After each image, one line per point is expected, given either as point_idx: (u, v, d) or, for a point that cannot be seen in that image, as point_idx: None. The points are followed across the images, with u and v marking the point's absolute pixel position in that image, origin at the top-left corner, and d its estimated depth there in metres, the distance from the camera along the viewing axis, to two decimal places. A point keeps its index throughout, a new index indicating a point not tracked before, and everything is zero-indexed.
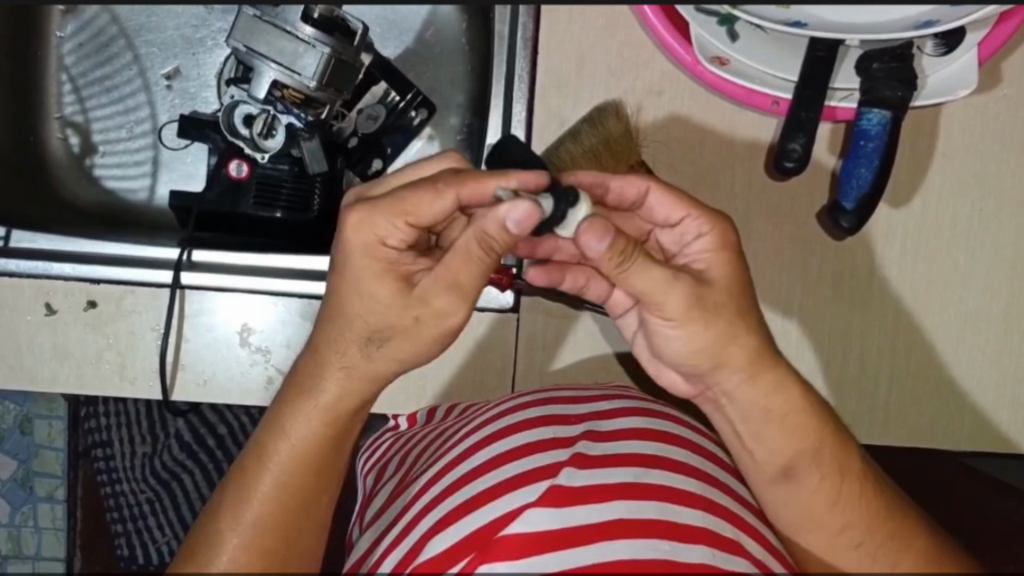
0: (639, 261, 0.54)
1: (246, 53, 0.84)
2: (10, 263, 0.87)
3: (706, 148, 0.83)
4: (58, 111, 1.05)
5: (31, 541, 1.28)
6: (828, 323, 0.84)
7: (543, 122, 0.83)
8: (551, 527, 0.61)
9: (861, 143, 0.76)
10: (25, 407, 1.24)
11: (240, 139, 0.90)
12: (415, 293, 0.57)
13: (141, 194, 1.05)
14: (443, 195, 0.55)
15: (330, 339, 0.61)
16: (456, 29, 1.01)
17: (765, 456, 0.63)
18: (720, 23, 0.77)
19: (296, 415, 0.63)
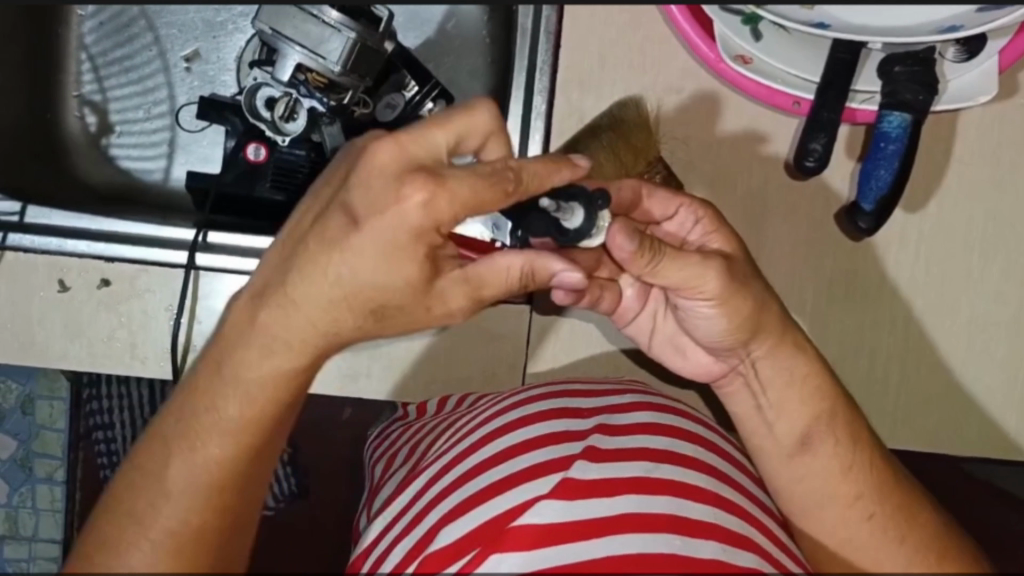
0: (670, 254, 0.58)
1: (271, 36, 0.85)
2: (25, 239, 0.88)
3: (724, 147, 0.84)
4: (76, 89, 1.06)
5: (29, 523, 1.27)
6: (839, 325, 0.84)
7: (563, 115, 0.84)
8: (564, 520, 0.61)
9: (881, 145, 0.77)
10: (27, 387, 1.24)
11: (262, 122, 0.92)
12: (434, 287, 0.53)
13: (156, 175, 1.05)
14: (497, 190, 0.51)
15: (305, 279, 0.53)
16: (478, 21, 1.03)
17: (785, 429, 0.66)
18: (744, 22, 0.78)
19: (256, 368, 0.56)
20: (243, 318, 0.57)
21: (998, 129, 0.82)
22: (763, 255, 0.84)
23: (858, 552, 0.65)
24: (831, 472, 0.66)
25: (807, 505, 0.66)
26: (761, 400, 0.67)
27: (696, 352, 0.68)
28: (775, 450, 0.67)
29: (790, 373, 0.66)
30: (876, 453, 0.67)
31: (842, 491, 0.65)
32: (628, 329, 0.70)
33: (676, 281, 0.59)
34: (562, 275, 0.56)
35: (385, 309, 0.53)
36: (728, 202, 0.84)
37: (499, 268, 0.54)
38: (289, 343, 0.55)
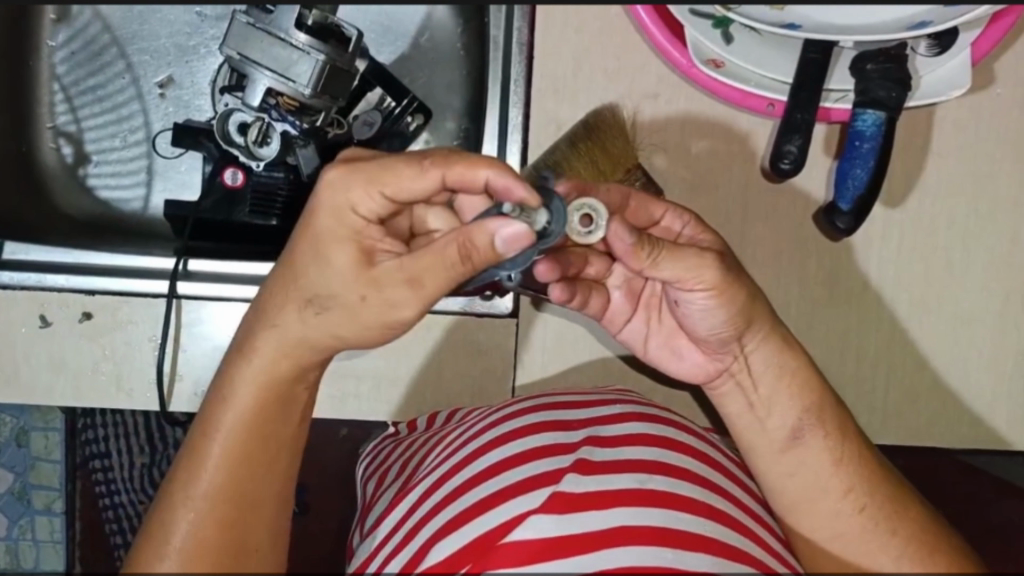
0: (668, 250, 0.57)
1: (240, 61, 0.83)
2: (4, 275, 0.87)
3: (703, 150, 0.83)
4: (51, 120, 1.05)
5: (30, 555, 1.27)
6: (823, 324, 0.84)
7: (540, 125, 0.83)
8: (554, 535, 0.60)
9: (856, 144, 0.77)
10: (21, 420, 1.22)
11: (235, 148, 0.90)
12: (373, 272, 0.56)
13: (135, 203, 1.05)
14: (429, 173, 0.55)
15: (275, 294, 0.59)
16: (453, 33, 1.04)
17: (777, 423, 0.66)
18: (714, 26, 0.77)
19: (236, 378, 0.61)
20: (232, 343, 0.63)
21: (976, 120, 0.82)
22: (745, 255, 0.83)
23: (851, 548, 0.65)
24: (822, 468, 0.65)
25: (801, 506, 0.66)
26: (751, 398, 0.66)
27: (692, 352, 0.67)
28: (767, 449, 0.66)
29: (778, 371, 0.65)
30: (864, 449, 0.67)
31: (834, 488, 0.65)
32: (622, 335, 0.70)
33: (671, 274, 0.58)
34: (500, 231, 0.52)
35: (320, 298, 0.57)
36: (709, 204, 0.83)
37: (434, 248, 0.54)
38: (267, 352, 0.60)
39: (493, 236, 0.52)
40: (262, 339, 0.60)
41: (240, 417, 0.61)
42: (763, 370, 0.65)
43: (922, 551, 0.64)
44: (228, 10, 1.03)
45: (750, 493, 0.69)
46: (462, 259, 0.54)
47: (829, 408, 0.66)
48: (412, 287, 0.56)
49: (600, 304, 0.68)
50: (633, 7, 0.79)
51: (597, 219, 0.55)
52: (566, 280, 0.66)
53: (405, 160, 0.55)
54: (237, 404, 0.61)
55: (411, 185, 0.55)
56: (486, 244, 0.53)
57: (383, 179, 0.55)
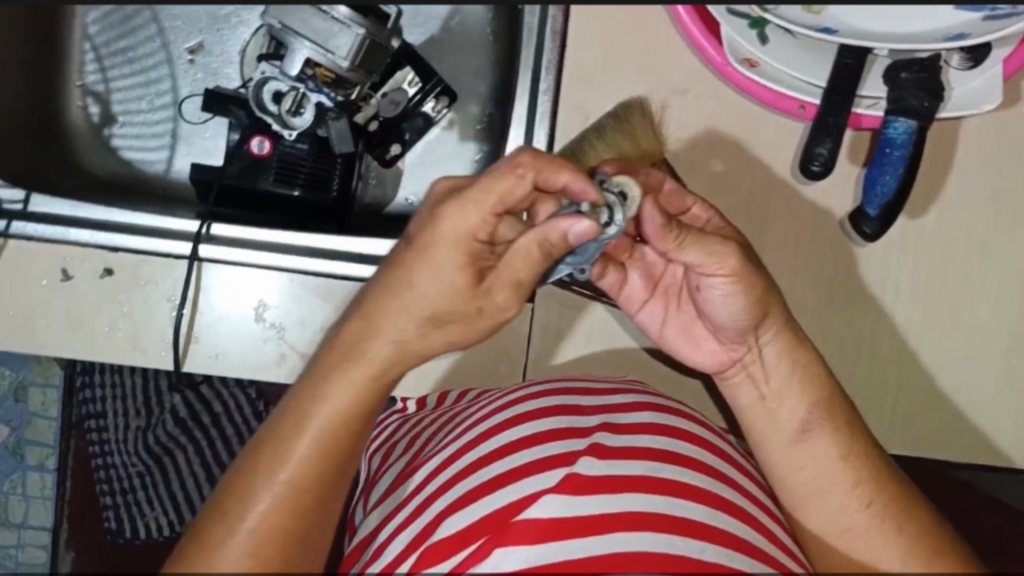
0: (694, 236, 0.61)
1: (281, 30, 0.84)
2: (29, 228, 0.88)
3: (727, 149, 0.84)
4: (80, 79, 1.06)
5: (19, 510, 1.27)
6: (838, 330, 0.85)
7: (568, 114, 0.84)
8: (567, 514, 0.61)
9: (886, 151, 0.77)
10: (20, 374, 1.25)
11: (268, 116, 0.90)
12: (482, 286, 0.57)
13: (158, 165, 1.07)
14: (524, 177, 0.56)
15: (391, 297, 0.58)
16: (482, 19, 1.05)
17: (787, 415, 0.67)
18: (750, 25, 0.78)
19: (337, 376, 0.59)
20: (326, 341, 0.61)
21: (1000, 138, 0.83)
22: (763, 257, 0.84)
23: (853, 545, 0.65)
24: (839, 472, 0.66)
25: (810, 508, 0.67)
26: (763, 389, 0.68)
27: (709, 340, 0.69)
28: (783, 451, 0.67)
29: (791, 365, 0.67)
30: (871, 450, 0.68)
31: (840, 484, 0.66)
32: (638, 318, 0.71)
33: (694, 258, 0.62)
34: (573, 228, 0.55)
35: (440, 315, 0.57)
36: (729, 202, 0.84)
37: (518, 248, 0.56)
38: (370, 354, 0.59)
39: (566, 232, 0.55)
40: (376, 346, 0.58)
41: (336, 414, 0.59)
42: (776, 362, 0.67)
43: (928, 553, 0.64)
44: None
45: (756, 484, 0.71)
46: (543, 255, 0.57)
47: (838, 405, 0.67)
48: (517, 289, 0.58)
49: (616, 279, 0.70)
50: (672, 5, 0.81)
51: (631, 195, 0.60)
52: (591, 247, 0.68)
53: (499, 174, 0.56)
54: (337, 403, 0.59)
55: (513, 200, 0.57)
56: (560, 239, 0.56)
57: (491, 202, 0.56)
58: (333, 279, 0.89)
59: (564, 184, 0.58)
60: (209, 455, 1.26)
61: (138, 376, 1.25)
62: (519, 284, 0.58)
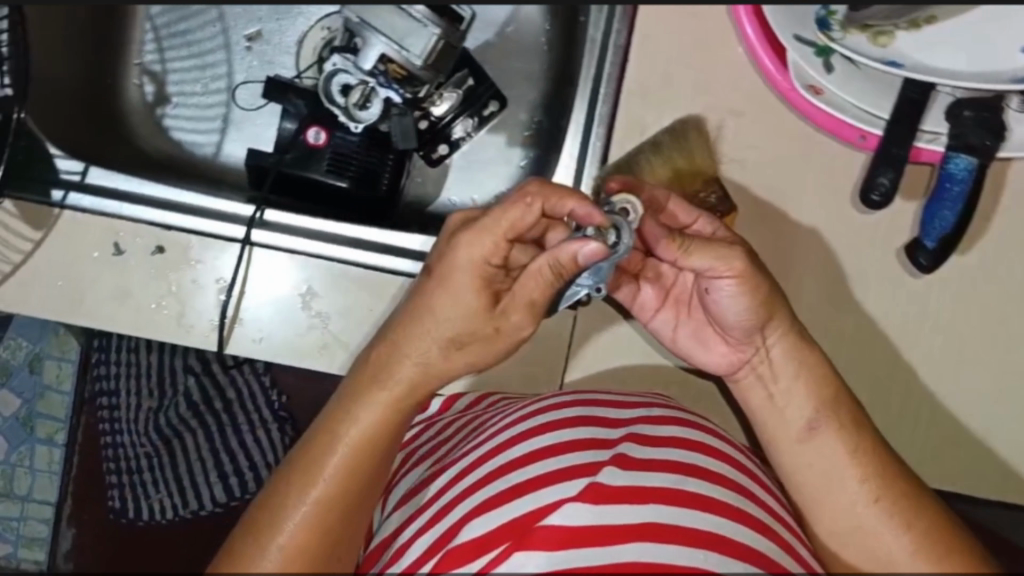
0: (699, 241, 0.66)
1: (359, 25, 0.85)
2: (84, 201, 0.89)
3: (779, 174, 0.85)
4: (138, 58, 1.09)
5: (24, 482, 1.26)
6: (875, 360, 0.85)
7: (624, 127, 0.85)
8: (589, 523, 0.62)
9: (946, 186, 0.79)
10: (37, 346, 1.24)
11: (335, 108, 0.91)
12: (498, 308, 0.63)
13: (208, 149, 1.08)
14: (531, 207, 0.62)
15: (414, 333, 0.64)
16: (539, 29, 1.07)
17: (795, 414, 0.69)
18: (816, 54, 0.79)
19: (364, 402, 0.65)
20: (350, 375, 0.67)
21: None
22: (789, 274, 0.85)
23: (849, 548, 0.67)
24: (881, 502, 0.66)
25: (847, 535, 0.67)
26: (771, 389, 0.70)
27: (718, 346, 0.73)
28: (824, 475, 0.68)
29: (798, 366, 0.69)
30: (882, 451, 0.68)
31: (849, 484, 0.67)
32: (651, 327, 0.76)
33: (702, 263, 0.66)
34: (581, 249, 0.60)
35: (460, 337, 0.64)
36: (777, 225, 0.85)
37: (530, 271, 0.62)
38: (397, 380, 0.65)
39: (576, 254, 0.60)
40: (399, 371, 0.65)
41: (364, 435, 0.65)
42: (782, 361, 0.70)
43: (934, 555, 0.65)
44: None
45: (775, 497, 0.71)
46: (556, 276, 0.62)
47: (845, 405, 0.69)
48: (531, 310, 0.63)
49: (631, 291, 0.75)
50: (742, 24, 0.81)
51: (633, 209, 0.67)
52: None
53: (508, 207, 0.63)
54: (361, 426, 0.65)
55: (521, 228, 0.63)
56: (570, 259, 0.61)
57: (504, 228, 0.63)
58: (379, 272, 0.89)
59: (569, 211, 0.64)
60: (219, 440, 1.25)
61: (153, 355, 1.25)
62: (534, 304, 0.63)
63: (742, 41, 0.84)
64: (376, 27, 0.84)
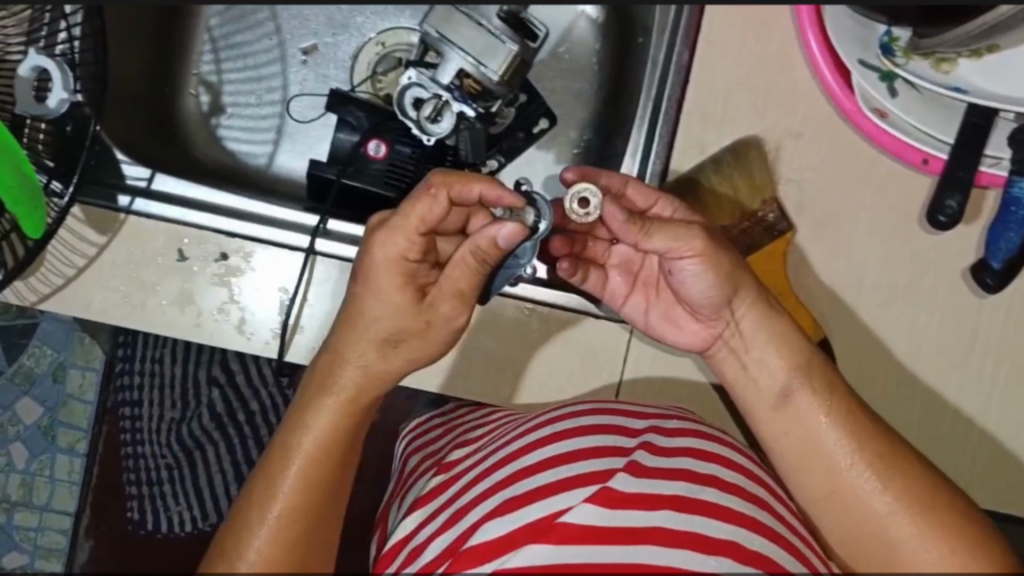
0: (656, 222, 0.68)
1: (436, 39, 0.84)
2: (147, 206, 0.89)
3: (834, 195, 0.87)
4: (196, 68, 1.11)
5: (43, 492, 1.21)
6: (925, 379, 0.86)
7: (683, 145, 0.87)
8: (600, 525, 0.60)
9: (1011, 210, 0.82)
10: (60, 355, 1.18)
11: (407, 121, 0.85)
12: (426, 300, 0.67)
13: (260, 159, 1.10)
14: (438, 197, 0.65)
15: (349, 340, 0.67)
16: (591, 49, 1.09)
17: (768, 382, 0.71)
18: (881, 79, 0.81)
19: (318, 408, 0.66)
20: (298, 395, 0.68)
21: None
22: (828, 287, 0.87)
23: (823, 514, 0.67)
24: None
25: None
26: (744, 358, 0.72)
27: (686, 322, 0.76)
28: None
29: (770, 336, 0.71)
30: (857, 411, 0.69)
31: (827, 445, 0.67)
32: (624, 311, 0.80)
33: (662, 245, 0.68)
34: (498, 234, 0.64)
35: (393, 336, 0.67)
36: (832, 246, 0.87)
37: (456, 261, 0.67)
38: (344, 386, 0.66)
39: (495, 238, 0.65)
40: (344, 375, 0.67)
41: (319, 441, 0.65)
42: (754, 332, 0.71)
43: (917, 508, 0.64)
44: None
45: (787, 508, 0.68)
46: (479, 262, 0.66)
47: (819, 369, 0.70)
48: (460, 299, 0.68)
49: (599, 279, 0.80)
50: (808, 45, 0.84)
51: (592, 203, 0.69)
52: (571, 256, 0.79)
53: (412, 204, 0.66)
54: (313, 435, 0.65)
55: (432, 220, 0.66)
56: (491, 244, 0.65)
57: (414, 225, 0.66)
58: None
59: (478, 195, 0.67)
60: (241, 453, 1.22)
61: (178, 367, 1.19)
62: (462, 293, 0.68)
63: (809, 61, 0.86)
64: (456, 43, 0.84)
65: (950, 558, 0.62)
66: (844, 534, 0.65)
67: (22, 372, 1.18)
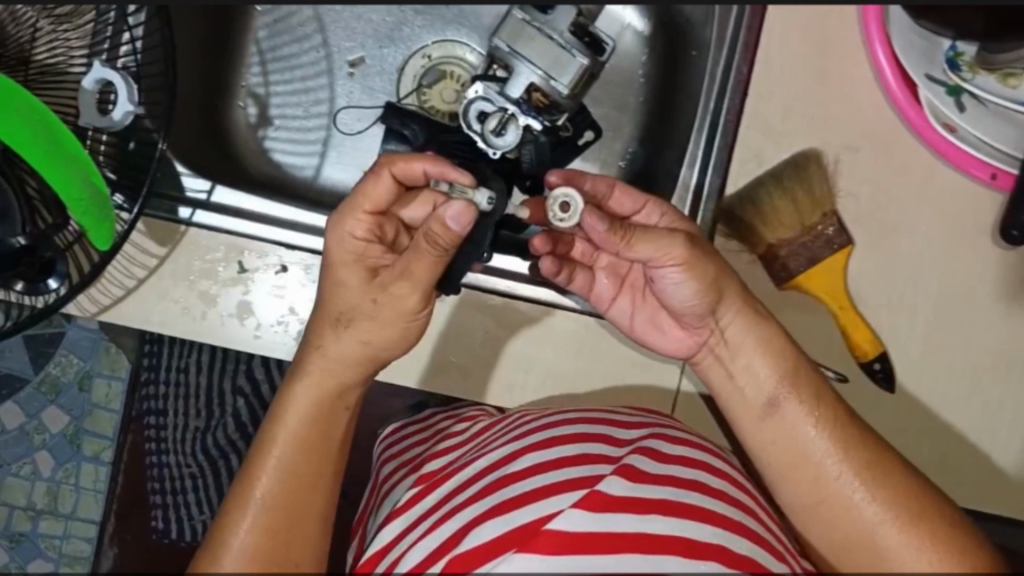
0: (637, 229, 0.67)
1: (507, 53, 0.88)
2: (208, 218, 0.91)
3: (894, 207, 0.87)
4: (244, 81, 1.12)
5: (67, 500, 1.18)
6: (976, 391, 0.86)
7: (742, 160, 0.88)
8: (590, 530, 0.59)
9: None
10: (87, 364, 1.16)
11: (471, 134, 0.87)
12: (377, 281, 0.69)
13: (306, 171, 1.11)
14: (382, 176, 0.69)
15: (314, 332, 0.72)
16: (636, 60, 1.08)
17: (754, 393, 0.70)
18: (947, 93, 0.83)
19: (292, 399, 0.69)
20: (276, 396, 0.72)
21: None
22: (892, 297, 0.87)
23: (811, 523, 0.66)
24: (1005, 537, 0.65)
25: None
26: (729, 367, 0.71)
27: (672, 328, 0.75)
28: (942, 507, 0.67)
29: (754, 341, 0.70)
30: (841, 416, 0.68)
31: (814, 450, 0.67)
32: (611, 313, 0.80)
33: (646, 254, 0.67)
34: (448, 215, 0.63)
35: (344, 313, 0.70)
36: (891, 260, 0.87)
37: (415, 248, 0.66)
38: (307, 371, 0.70)
39: (444, 220, 0.63)
40: (311, 365, 0.70)
41: (296, 430, 0.68)
42: (738, 339, 0.71)
43: (906, 515, 0.63)
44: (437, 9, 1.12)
45: (766, 512, 0.68)
46: (433, 247, 0.65)
47: (804, 374, 0.70)
48: (411, 281, 0.68)
49: (586, 279, 0.79)
50: (878, 57, 0.85)
51: (572, 205, 0.70)
52: (554, 255, 0.79)
53: (360, 185, 0.70)
54: (290, 429, 0.68)
55: (376, 199, 0.69)
56: (441, 228, 0.63)
57: (362, 203, 0.69)
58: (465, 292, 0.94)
59: (421, 172, 0.69)
60: None
61: (203, 376, 1.17)
62: (414, 280, 0.68)
63: (876, 74, 0.87)
64: (528, 56, 0.87)
65: (936, 562, 0.61)
66: (834, 542, 0.65)
67: (49, 380, 1.16)
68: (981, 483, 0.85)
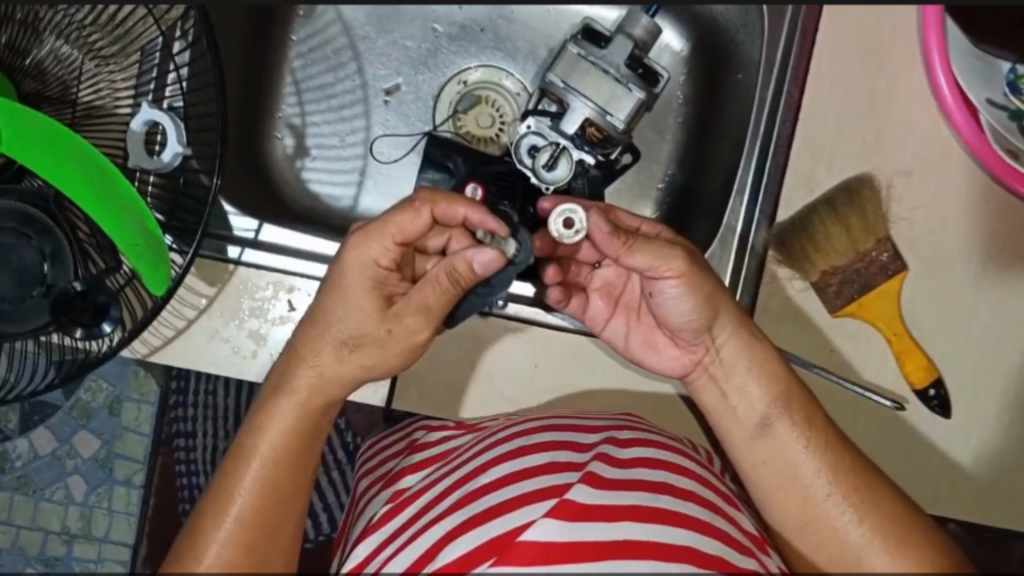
0: (639, 240, 0.67)
1: (562, 88, 0.92)
2: (261, 258, 0.90)
3: (947, 233, 0.86)
4: (280, 110, 1.11)
5: (101, 521, 1.15)
6: (1004, 413, 0.86)
7: (793, 185, 0.87)
8: (561, 540, 0.58)
9: None
10: (117, 388, 1.14)
11: (523, 169, 0.90)
12: (392, 310, 0.68)
13: (345, 202, 1.10)
14: (421, 212, 0.65)
15: (309, 338, 0.70)
16: (676, 81, 1.06)
17: (746, 411, 0.69)
18: (1010, 117, 0.79)
19: (275, 412, 0.68)
20: (253, 406, 0.70)
21: None
22: (947, 318, 0.86)
23: (801, 538, 0.66)
24: None
25: None
26: (723, 387, 0.71)
27: (665, 346, 0.75)
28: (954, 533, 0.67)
29: (749, 361, 0.70)
30: (833, 440, 0.68)
31: (804, 471, 0.66)
32: (604, 334, 0.78)
33: (644, 263, 0.67)
34: (475, 258, 0.64)
35: (352, 338, 0.69)
36: (943, 285, 0.86)
37: (431, 280, 0.67)
38: (296, 385, 0.69)
39: (471, 262, 0.64)
40: (299, 376, 0.69)
41: (278, 443, 0.67)
42: (733, 359, 0.70)
43: (892, 538, 0.63)
44: (477, 36, 1.11)
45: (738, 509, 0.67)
46: (451, 284, 0.66)
47: (797, 397, 0.69)
48: (427, 314, 0.68)
49: (580, 304, 0.78)
50: (938, 80, 0.85)
51: (577, 222, 0.68)
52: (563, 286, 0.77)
53: (397, 214, 0.66)
54: (268, 441, 0.67)
55: (408, 233, 0.66)
56: (467, 269, 0.65)
57: (391, 233, 0.66)
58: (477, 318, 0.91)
59: (461, 216, 0.67)
60: None
61: (231, 399, 1.13)
62: (428, 308, 0.68)
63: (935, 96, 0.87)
64: (583, 92, 0.91)
65: None
66: (823, 565, 0.64)
67: (79, 406, 1.14)
68: (993, 496, 0.86)
